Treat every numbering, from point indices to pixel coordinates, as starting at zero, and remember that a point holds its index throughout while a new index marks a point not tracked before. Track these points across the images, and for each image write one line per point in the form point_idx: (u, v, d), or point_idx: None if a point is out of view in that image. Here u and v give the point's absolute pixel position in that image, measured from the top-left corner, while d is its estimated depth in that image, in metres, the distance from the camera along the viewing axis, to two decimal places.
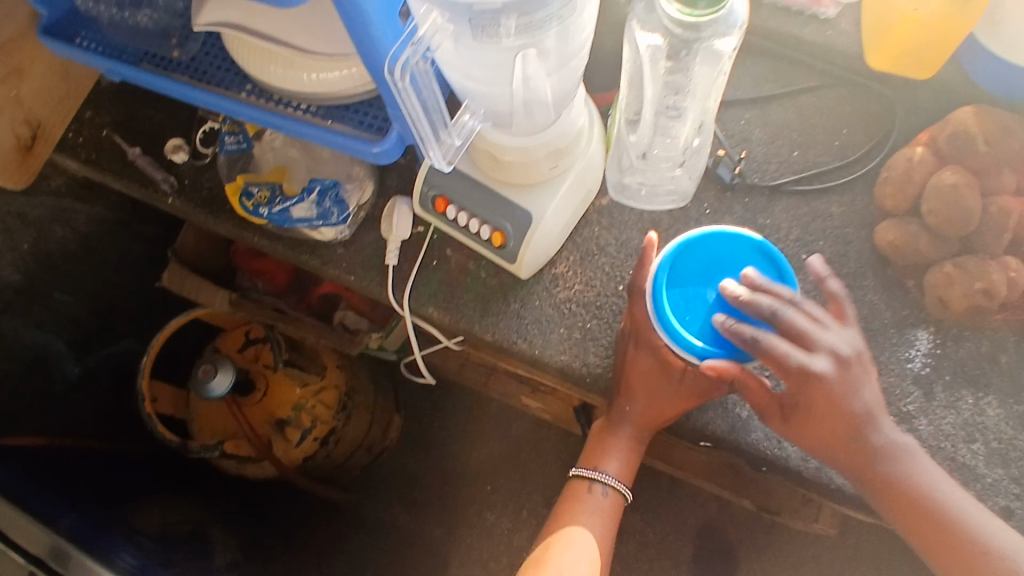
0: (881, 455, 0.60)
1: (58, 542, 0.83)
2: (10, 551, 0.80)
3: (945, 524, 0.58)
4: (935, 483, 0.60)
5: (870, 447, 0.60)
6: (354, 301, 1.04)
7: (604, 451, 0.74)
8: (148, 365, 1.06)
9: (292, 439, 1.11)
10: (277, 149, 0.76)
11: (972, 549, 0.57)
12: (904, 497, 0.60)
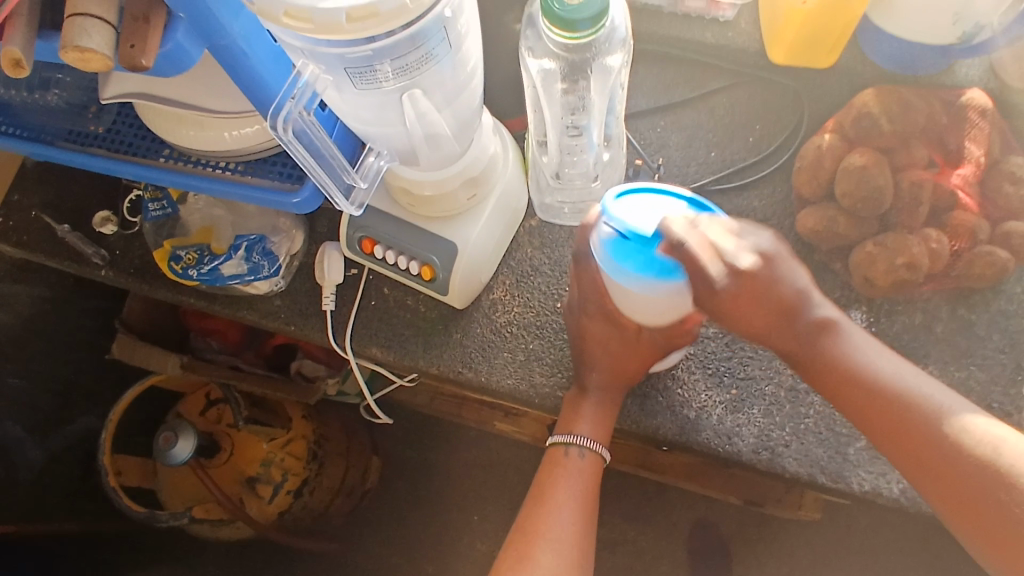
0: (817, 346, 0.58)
1: None
2: None
3: (887, 404, 0.55)
4: (877, 368, 0.57)
5: (804, 336, 0.58)
6: (308, 350, 1.03)
7: (576, 417, 0.68)
8: (108, 439, 1.04)
9: (264, 495, 1.10)
10: (202, 209, 0.76)
11: (918, 427, 0.54)
12: (843, 382, 0.57)
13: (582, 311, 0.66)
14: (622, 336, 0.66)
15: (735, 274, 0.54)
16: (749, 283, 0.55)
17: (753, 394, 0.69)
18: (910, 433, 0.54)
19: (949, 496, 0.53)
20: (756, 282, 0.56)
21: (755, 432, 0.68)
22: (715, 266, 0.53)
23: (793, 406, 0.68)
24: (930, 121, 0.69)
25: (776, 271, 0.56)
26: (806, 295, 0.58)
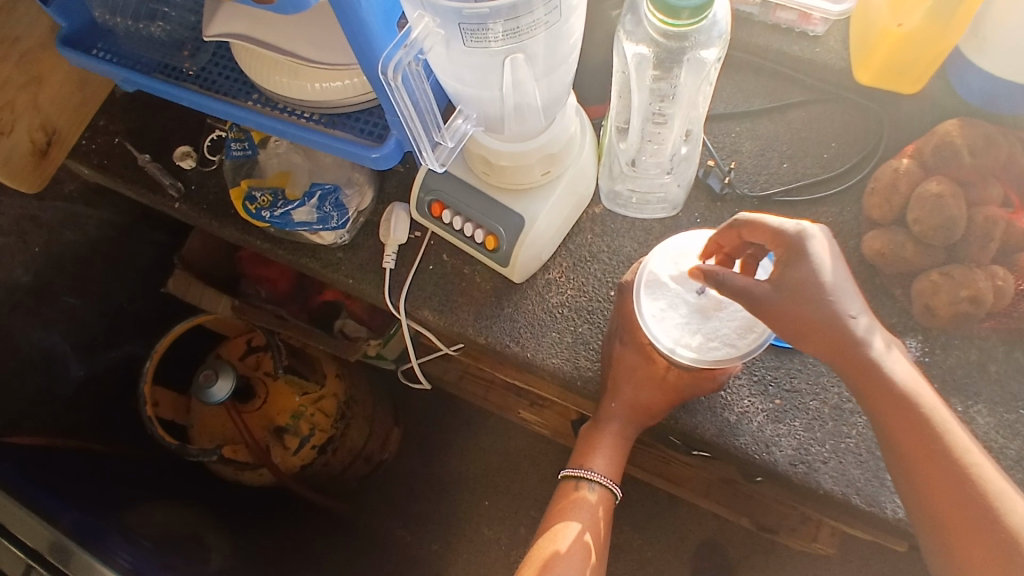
0: (839, 341, 0.56)
1: (61, 539, 0.81)
2: (9, 543, 0.79)
3: (914, 420, 0.54)
4: (908, 376, 0.56)
5: (815, 330, 0.56)
6: (353, 309, 1.06)
7: (592, 449, 0.74)
8: (151, 369, 1.07)
9: (290, 446, 1.12)
10: (281, 155, 0.79)
11: (945, 455, 0.53)
12: (876, 391, 0.55)
13: (617, 335, 0.69)
14: (651, 370, 0.68)
15: (796, 251, 0.57)
16: (795, 272, 0.57)
17: (796, 408, 0.69)
18: (936, 467, 0.53)
19: (943, 529, 0.52)
20: (789, 270, 0.57)
21: (793, 444, 0.68)
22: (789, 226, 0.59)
23: (836, 425, 0.68)
24: (1012, 160, 0.69)
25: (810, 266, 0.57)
26: (835, 288, 0.56)
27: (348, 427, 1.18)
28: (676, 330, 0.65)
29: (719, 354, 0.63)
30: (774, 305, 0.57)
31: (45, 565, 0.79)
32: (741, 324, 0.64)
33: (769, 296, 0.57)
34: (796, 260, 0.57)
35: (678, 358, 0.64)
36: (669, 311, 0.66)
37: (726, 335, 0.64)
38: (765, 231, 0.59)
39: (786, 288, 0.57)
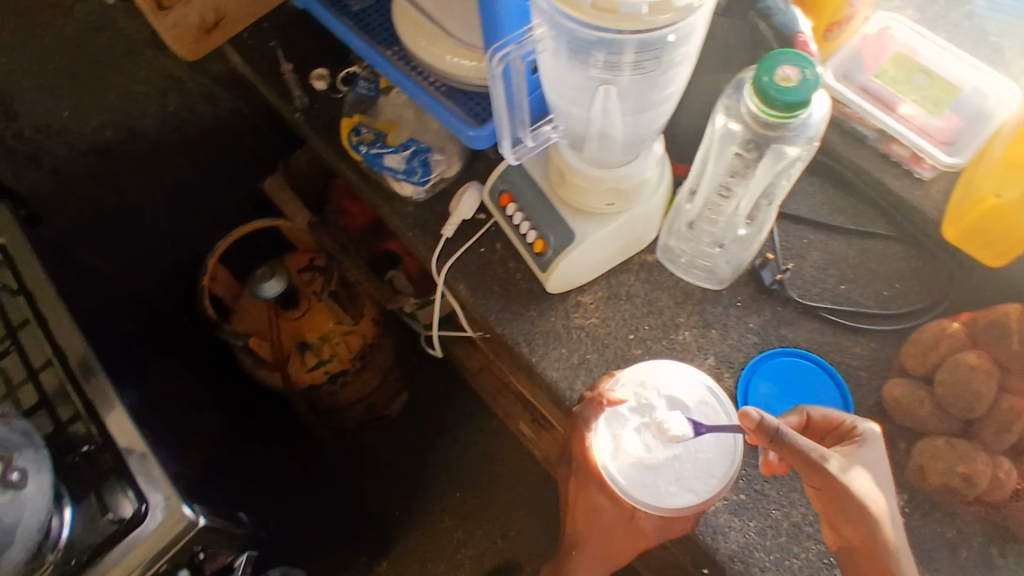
0: (888, 534, 0.59)
1: (87, 356, 0.82)
2: (43, 334, 0.83)
3: None
4: None
5: (870, 515, 0.59)
6: (409, 267, 1.16)
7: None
8: (221, 247, 1.18)
9: (308, 362, 1.20)
10: (397, 106, 0.87)
11: None
12: None
13: (586, 479, 0.76)
14: (618, 514, 0.75)
15: (872, 442, 0.64)
16: (868, 459, 0.63)
17: (757, 509, 0.70)
18: None
19: None
20: (864, 452, 0.63)
21: (739, 540, 0.68)
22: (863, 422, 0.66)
23: (787, 541, 0.68)
24: None
25: (881, 463, 0.63)
26: (887, 488, 0.62)
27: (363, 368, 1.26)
28: (642, 474, 0.66)
29: (682, 501, 0.64)
30: (852, 473, 0.60)
31: (62, 365, 0.82)
32: (700, 468, 0.65)
33: (845, 464, 0.61)
34: (871, 450, 0.63)
35: (642, 503, 0.65)
36: (630, 449, 0.67)
37: (687, 479, 0.65)
38: (843, 421, 0.66)
39: (858, 467, 0.61)
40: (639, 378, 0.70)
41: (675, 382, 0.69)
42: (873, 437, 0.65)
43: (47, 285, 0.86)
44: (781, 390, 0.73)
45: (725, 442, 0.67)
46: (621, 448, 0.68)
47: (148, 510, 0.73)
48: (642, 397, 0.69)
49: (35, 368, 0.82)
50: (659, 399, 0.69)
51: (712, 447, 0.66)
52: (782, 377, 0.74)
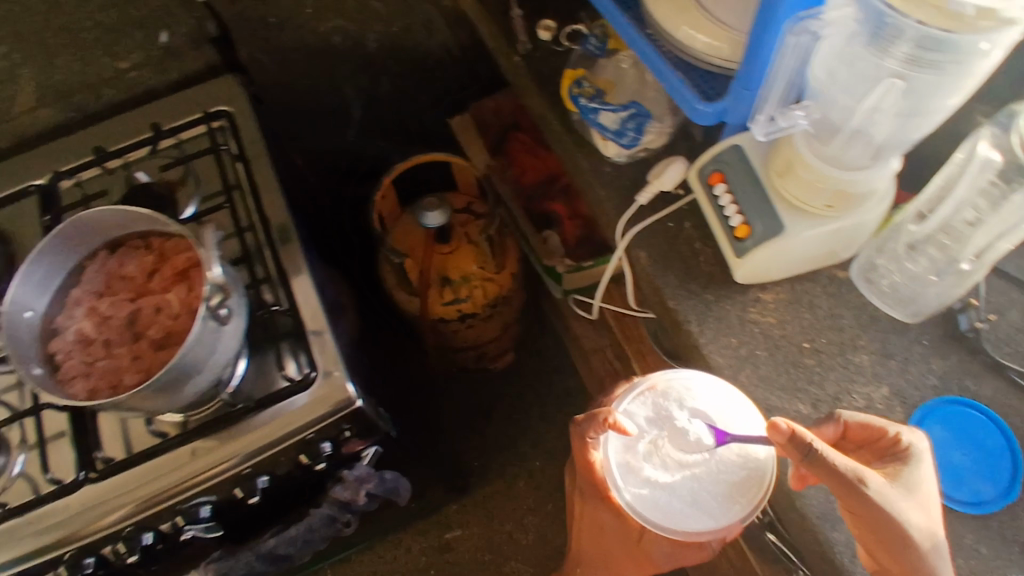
0: (924, 558, 0.60)
1: (288, 226, 0.89)
2: (255, 198, 0.90)
3: None
4: None
5: (908, 540, 0.60)
6: (567, 230, 1.19)
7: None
8: (399, 171, 1.27)
9: (445, 296, 1.25)
10: (620, 69, 0.89)
11: None
12: None
13: (599, 503, 0.92)
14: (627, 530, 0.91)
15: (913, 463, 0.64)
16: (907, 482, 0.63)
17: None
18: None
19: None
20: (906, 474, 0.63)
21: None
22: (910, 436, 0.65)
23: None
24: None
25: (921, 486, 0.63)
26: (931, 512, 0.62)
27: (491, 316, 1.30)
28: (656, 493, 0.71)
29: (698, 524, 0.69)
30: (890, 496, 0.60)
31: (264, 231, 0.88)
32: (717, 492, 0.70)
33: (883, 489, 0.61)
34: (910, 472, 0.63)
35: (656, 523, 0.70)
36: (644, 467, 0.72)
37: (702, 502, 0.70)
38: (889, 435, 0.65)
39: (897, 489, 0.61)
40: (658, 394, 0.74)
41: (698, 397, 0.72)
42: (914, 456, 0.64)
43: (263, 157, 0.93)
44: (956, 437, 0.70)
45: (748, 468, 0.69)
46: (636, 466, 0.72)
47: (314, 379, 0.80)
48: (657, 416, 0.73)
49: (238, 228, 0.88)
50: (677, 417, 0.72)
51: (733, 473, 0.70)
52: (959, 425, 0.71)
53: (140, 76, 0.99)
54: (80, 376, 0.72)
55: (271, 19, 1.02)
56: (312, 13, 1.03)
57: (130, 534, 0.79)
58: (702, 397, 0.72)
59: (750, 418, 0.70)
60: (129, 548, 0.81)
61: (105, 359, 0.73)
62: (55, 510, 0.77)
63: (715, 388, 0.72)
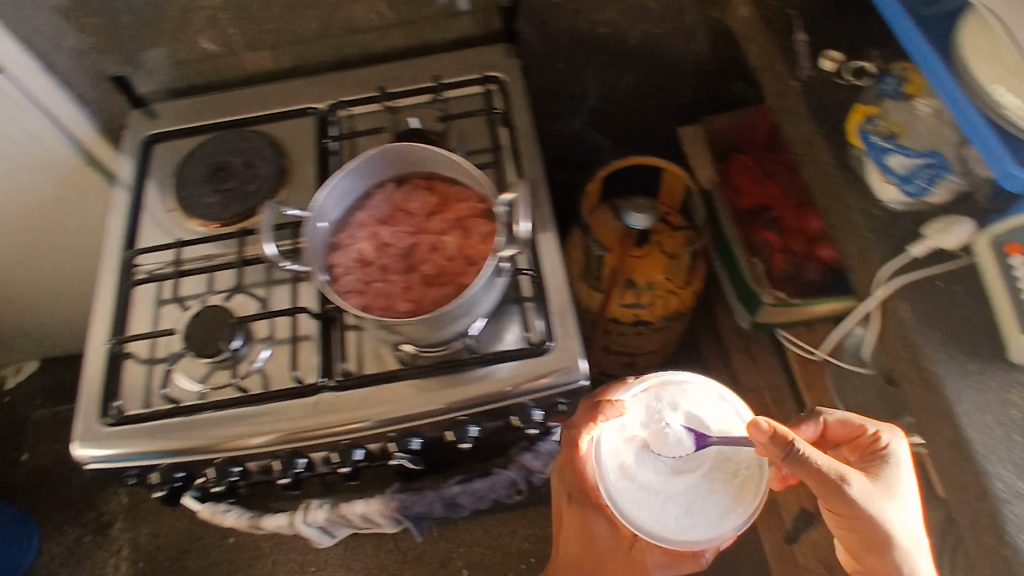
0: (884, 542, 0.70)
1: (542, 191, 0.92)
2: (519, 163, 0.94)
3: None
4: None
5: (872, 529, 0.70)
6: (776, 263, 1.20)
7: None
8: (617, 167, 1.30)
9: (628, 298, 1.28)
10: (911, 115, 0.87)
11: None
12: None
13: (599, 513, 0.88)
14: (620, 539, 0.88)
15: (841, 467, 0.70)
16: (855, 497, 0.70)
17: None
18: None
19: None
20: (852, 482, 0.70)
21: None
22: (831, 464, 0.70)
23: None
24: None
25: (865, 490, 0.70)
26: (880, 512, 0.70)
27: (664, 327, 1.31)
28: (648, 501, 0.72)
29: (692, 532, 0.70)
30: (853, 505, 0.69)
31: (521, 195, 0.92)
32: (710, 504, 0.71)
33: (844, 501, 0.70)
34: (852, 481, 0.70)
35: (652, 528, 0.71)
36: (636, 472, 0.73)
37: (696, 510, 0.71)
38: (824, 461, 0.70)
39: (850, 498, 0.69)
40: (647, 398, 0.77)
41: (695, 408, 0.75)
42: (838, 471, 0.69)
43: (530, 127, 0.97)
44: None
45: (729, 479, 0.72)
46: (630, 469, 0.74)
47: (549, 348, 0.82)
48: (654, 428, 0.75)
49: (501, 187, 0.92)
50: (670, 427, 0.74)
51: (722, 483, 0.72)
52: None
53: (425, 28, 1.06)
54: (356, 292, 0.77)
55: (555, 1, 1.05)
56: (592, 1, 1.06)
57: (345, 448, 0.84)
58: (696, 411, 0.74)
59: (730, 426, 0.74)
60: (339, 460, 0.87)
61: (380, 282, 0.78)
62: (291, 409, 0.81)
63: (697, 395, 0.76)
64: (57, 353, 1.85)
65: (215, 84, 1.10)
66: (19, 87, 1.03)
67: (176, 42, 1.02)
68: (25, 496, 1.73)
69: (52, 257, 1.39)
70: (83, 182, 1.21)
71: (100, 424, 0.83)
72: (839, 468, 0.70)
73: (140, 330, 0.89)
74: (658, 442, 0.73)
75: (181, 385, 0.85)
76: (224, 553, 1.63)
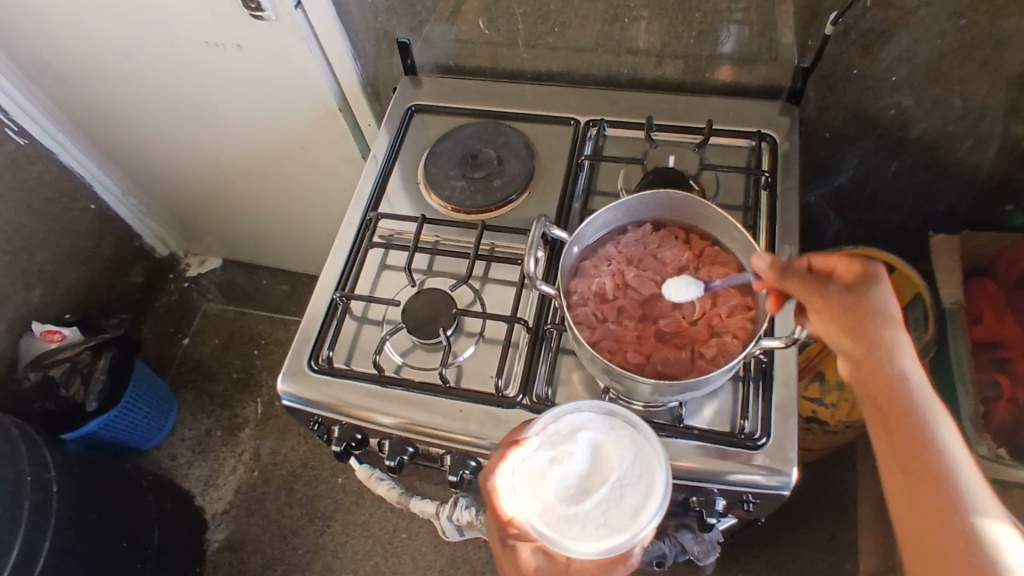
0: (882, 364, 0.59)
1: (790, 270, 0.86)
2: (773, 235, 0.89)
3: (920, 477, 0.55)
4: (943, 438, 0.56)
5: (871, 347, 0.60)
6: (998, 409, 1.08)
7: None
8: (848, 252, 1.21)
9: (810, 390, 1.20)
10: None
11: (945, 507, 0.53)
12: (894, 439, 0.57)
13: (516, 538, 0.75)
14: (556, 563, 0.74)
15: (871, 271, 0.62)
16: (869, 298, 0.61)
17: None
18: (940, 523, 0.53)
19: None
20: (869, 287, 0.61)
21: None
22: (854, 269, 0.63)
23: None
24: None
25: (881, 302, 0.61)
26: (890, 329, 0.60)
27: (837, 431, 1.23)
28: (569, 523, 0.61)
29: (613, 544, 0.60)
30: (845, 299, 0.61)
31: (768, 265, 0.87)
32: (628, 507, 0.62)
33: (844, 297, 0.62)
34: (868, 285, 0.61)
35: (585, 548, 0.61)
36: (543, 497, 0.62)
37: (614, 517, 0.61)
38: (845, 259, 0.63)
39: (861, 299, 0.61)
40: (545, 422, 0.69)
41: (589, 425, 0.67)
42: (870, 274, 0.62)
43: (794, 200, 0.91)
44: None
45: (640, 479, 0.63)
46: (545, 502, 0.62)
47: (760, 445, 0.77)
48: (555, 449, 0.65)
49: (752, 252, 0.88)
50: (573, 447, 0.64)
51: (631, 485, 0.63)
52: None
53: (705, 66, 1.01)
54: (587, 326, 0.75)
55: (854, 72, 0.97)
56: (894, 82, 0.97)
57: None
58: (590, 429, 0.66)
59: (627, 428, 0.67)
60: None
61: (613, 323, 0.75)
62: (483, 414, 0.81)
63: (589, 414, 0.68)
64: (239, 257, 1.99)
65: (481, 68, 1.12)
66: (312, 27, 1.09)
67: (463, 21, 1.04)
68: (178, 376, 1.87)
69: (276, 178, 1.50)
70: (328, 123, 1.28)
71: (307, 366, 0.87)
72: (870, 270, 0.62)
73: (361, 287, 0.92)
74: (562, 461, 0.64)
75: (386, 354, 0.87)
76: (328, 491, 1.70)
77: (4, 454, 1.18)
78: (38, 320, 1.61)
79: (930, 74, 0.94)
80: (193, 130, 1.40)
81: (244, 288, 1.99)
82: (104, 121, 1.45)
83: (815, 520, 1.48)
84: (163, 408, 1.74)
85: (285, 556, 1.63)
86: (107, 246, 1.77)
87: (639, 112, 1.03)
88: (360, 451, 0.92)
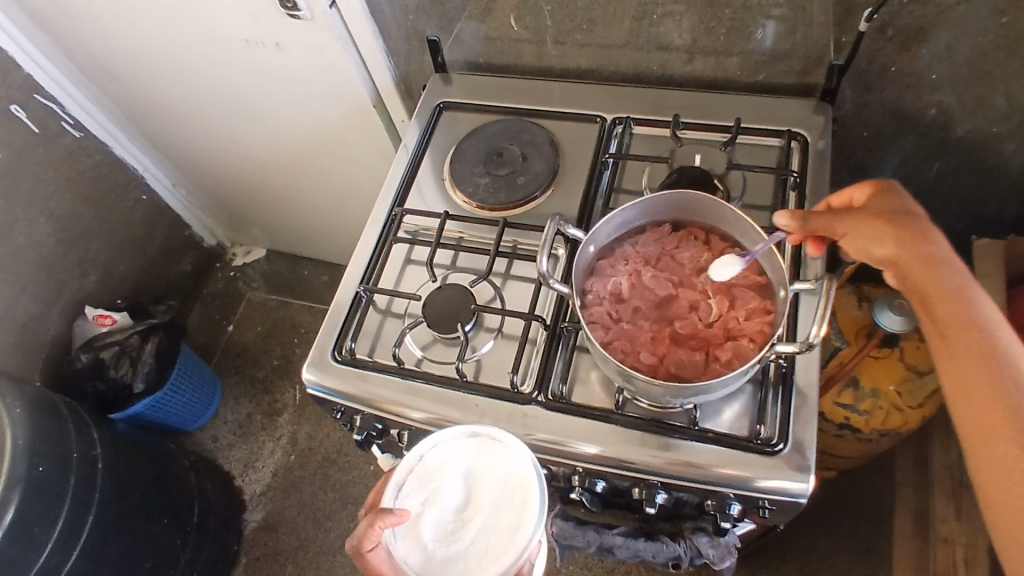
0: (922, 263, 0.68)
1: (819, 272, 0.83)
2: None
3: (969, 351, 0.63)
4: (983, 314, 0.64)
5: (909, 247, 0.69)
6: None
7: None
8: None
9: (843, 396, 1.16)
10: None
11: (995, 374, 0.61)
12: (942, 326, 0.65)
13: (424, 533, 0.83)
14: None
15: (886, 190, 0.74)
16: (893, 209, 0.72)
17: None
18: (993, 388, 0.61)
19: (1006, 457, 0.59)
20: (894, 202, 0.72)
21: None
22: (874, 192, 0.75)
23: None
24: None
25: (903, 209, 0.72)
26: (920, 228, 0.70)
27: (870, 440, 1.19)
28: (454, 556, 0.67)
29: (497, 568, 0.66)
30: (878, 211, 0.72)
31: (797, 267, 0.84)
32: (505, 529, 0.67)
33: (872, 208, 0.72)
34: (892, 202, 0.72)
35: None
36: (424, 539, 0.69)
37: (492, 541, 0.67)
38: (861, 189, 0.76)
39: (884, 209, 0.72)
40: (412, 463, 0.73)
41: (454, 458, 0.72)
42: (887, 192, 0.74)
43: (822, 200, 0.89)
44: None
45: (512, 499, 0.69)
46: (426, 545, 0.68)
47: (777, 450, 0.76)
48: (423, 491, 0.71)
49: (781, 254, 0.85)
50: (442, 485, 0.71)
51: (505, 506, 0.69)
52: None
53: (737, 64, 0.99)
54: (602, 325, 0.75)
55: (892, 69, 0.94)
56: (934, 80, 0.93)
57: None
58: (454, 462, 0.72)
59: (493, 445, 0.73)
60: None
61: (628, 323, 0.75)
62: (498, 409, 0.82)
63: (452, 446, 0.73)
64: (283, 249, 2.05)
65: (511, 65, 1.13)
66: (347, 26, 1.12)
67: (492, 19, 1.04)
68: (222, 361, 1.95)
69: (315, 172, 1.54)
70: (364, 119, 1.31)
71: (331, 357, 0.89)
72: (887, 189, 0.74)
73: (385, 281, 0.95)
74: (436, 501, 0.70)
75: (407, 347, 0.89)
76: (362, 477, 1.74)
77: (55, 431, 1.25)
78: (92, 304, 1.69)
79: (972, 70, 0.90)
80: (236, 126, 1.45)
81: (287, 278, 2.05)
82: (153, 116, 1.51)
83: (849, 529, 1.44)
84: (208, 386, 1.81)
85: (319, 539, 1.68)
86: (158, 235, 1.85)
87: (668, 110, 1.02)
88: (381, 440, 0.94)
